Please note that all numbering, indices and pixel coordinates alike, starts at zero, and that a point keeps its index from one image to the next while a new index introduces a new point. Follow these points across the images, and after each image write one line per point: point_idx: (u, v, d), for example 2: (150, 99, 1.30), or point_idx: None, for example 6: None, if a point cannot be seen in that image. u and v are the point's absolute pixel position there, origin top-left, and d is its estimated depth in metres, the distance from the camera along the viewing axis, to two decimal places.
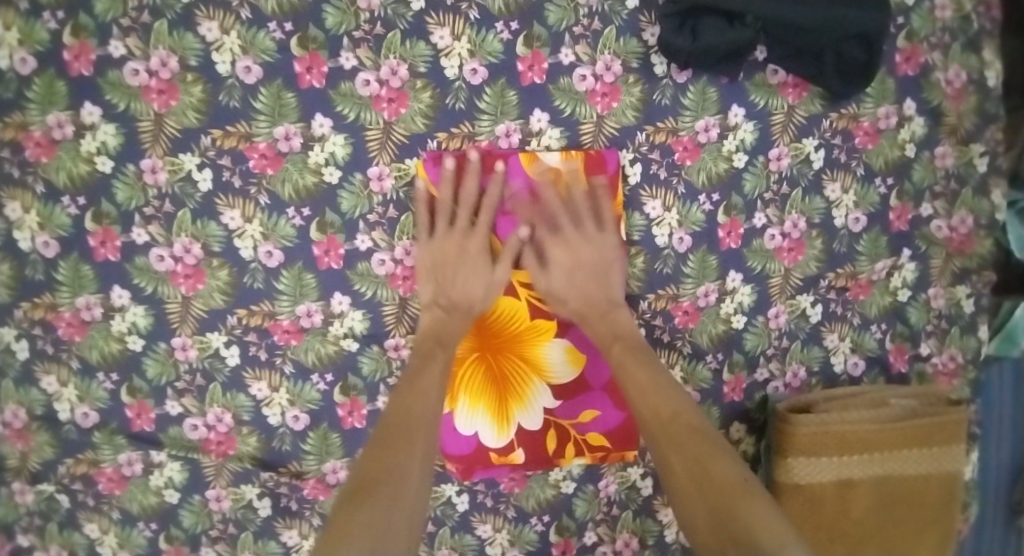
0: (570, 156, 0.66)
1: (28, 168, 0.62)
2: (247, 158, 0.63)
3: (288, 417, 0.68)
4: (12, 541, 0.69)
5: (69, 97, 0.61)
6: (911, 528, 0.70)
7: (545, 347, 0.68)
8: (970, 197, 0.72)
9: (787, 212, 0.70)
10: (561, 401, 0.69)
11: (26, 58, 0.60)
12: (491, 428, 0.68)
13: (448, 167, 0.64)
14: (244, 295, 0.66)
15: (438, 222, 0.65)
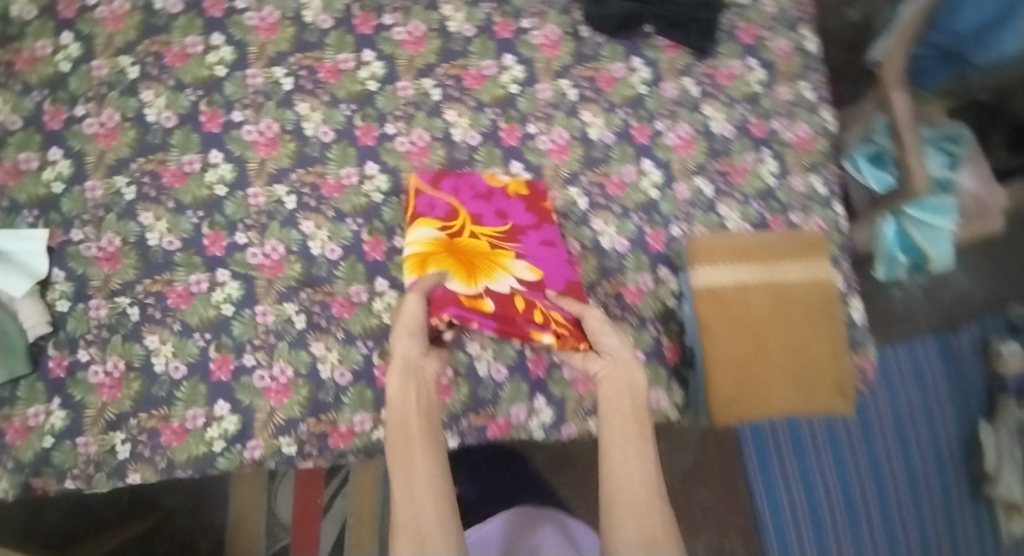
0: (513, 176, 0.94)
1: (164, 69, 0.90)
2: (318, 72, 0.92)
3: (327, 249, 0.90)
4: (72, 355, 0.85)
5: (203, 28, 0.91)
6: (803, 324, 0.90)
7: (509, 261, 0.87)
8: (804, 115, 1.02)
9: (678, 122, 1.00)
10: (526, 287, 0.85)
11: (176, 3, 0.92)
12: (461, 283, 0.82)
13: (441, 186, 0.90)
14: (305, 160, 0.91)
15: (420, 196, 0.89)
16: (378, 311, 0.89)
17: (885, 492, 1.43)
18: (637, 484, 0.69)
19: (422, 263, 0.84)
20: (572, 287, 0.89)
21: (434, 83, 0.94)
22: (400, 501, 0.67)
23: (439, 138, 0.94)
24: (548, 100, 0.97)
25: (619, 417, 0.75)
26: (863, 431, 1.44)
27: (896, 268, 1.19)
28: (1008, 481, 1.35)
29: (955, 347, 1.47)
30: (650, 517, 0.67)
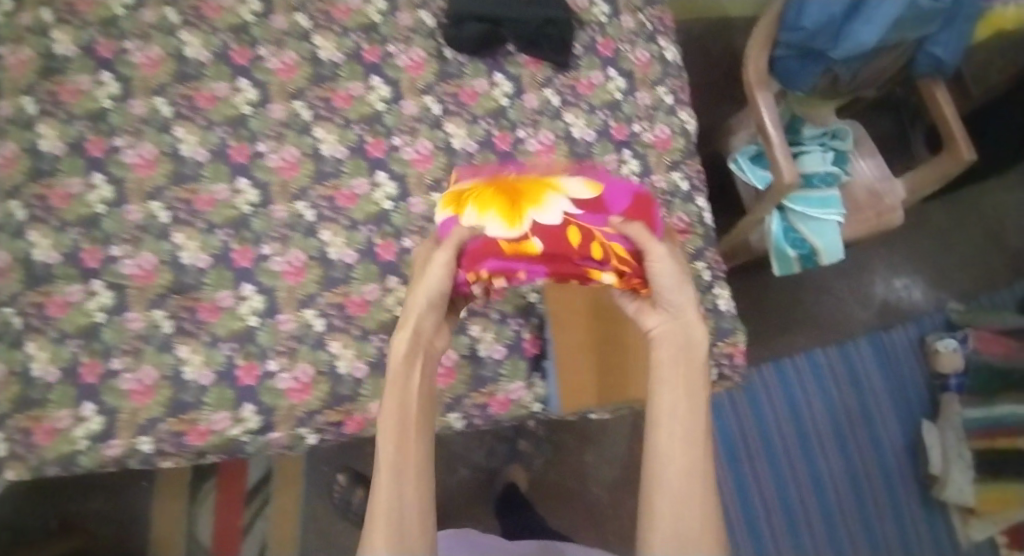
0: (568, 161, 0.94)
1: (58, 105, 0.94)
2: (195, 99, 0.98)
3: (196, 258, 0.93)
4: None
5: (95, 67, 0.96)
6: None
7: (554, 185, 0.75)
8: (663, 116, 1.11)
9: (540, 129, 1.07)
10: (583, 210, 0.74)
11: (72, 48, 0.96)
12: (502, 223, 0.71)
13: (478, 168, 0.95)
14: (180, 177, 0.96)
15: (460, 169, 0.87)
16: (242, 314, 0.92)
17: (828, 502, 1.35)
18: (686, 472, 0.62)
19: (460, 198, 0.75)
20: (641, 198, 0.77)
21: (304, 104, 1.00)
22: (384, 492, 0.60)
23: (308, 154, 0.98)
24: (414, 115, 1.03)
25: (677, 382, 0.66)
26: (801, 438, 1.36)
27: (788, 263, 1.16)
28: (959, 484, 1.28)
29: (890, 348, 1.42)
30: (687, 512, 0.59)
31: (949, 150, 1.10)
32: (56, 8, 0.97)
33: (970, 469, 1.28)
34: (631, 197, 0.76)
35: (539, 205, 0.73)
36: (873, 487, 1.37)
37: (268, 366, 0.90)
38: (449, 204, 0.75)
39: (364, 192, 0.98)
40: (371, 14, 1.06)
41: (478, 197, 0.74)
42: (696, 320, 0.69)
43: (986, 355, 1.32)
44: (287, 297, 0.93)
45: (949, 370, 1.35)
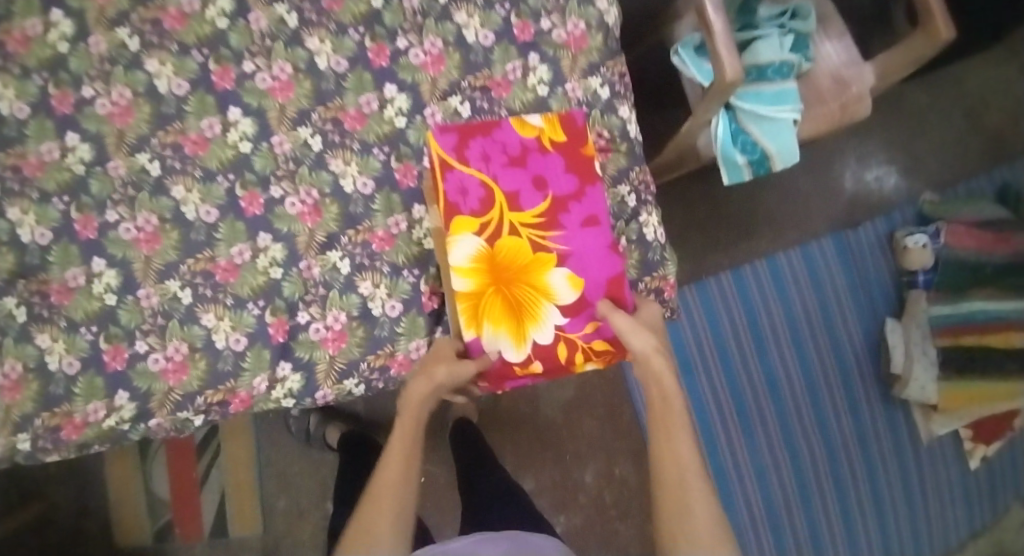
0: (546, 118, 0.82)
1: None
2: (5, 45, 0.80)
3: (36, 235, 0.81)
4: None
5: None
6: None
7: (549, 274, 0.79)
8: (577, 7, 0.91)
9: (424, 36, 0.89)
10: (571, 316, 0.79)
11: None
12: (512, 346, 0.79)
13: (451, 133, 0.79)
14: (1, 140, 0.80)
15: (449, 175, 0.78)
16: (98, 292, 0.82)
17: (783, 403, 1.42)
18: (667, 465, 0.76)
19: (477, 315, 0.77)
20: (617, 283, 0.80)
21: (130, 32, 0.83)
22: (394, 478, 0.77)
23: (143, 93, 0.84)
24: (265, 31, 0.86)
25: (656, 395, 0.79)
26: (757, 344, 1.40)
27: (739, 170, 1.03)
28: (920, 382, 1.33)
29: (854, 247, 1.45)
30: (689, 500, 0.73)
31: (925, 29, 0.95)
32: None
33: (933, 366, 1.33)
34: (608, 285, 0.80)
35: (541, 325, 0.79)
36: (833, 385, 1.44)
37: (137, 347, 0.82)
38: (463, 309, 0.77)
39: (216, 135, 0.85)
40: None
41: (489, 311, 0.78)
42: (665, 368, 0.78)
43: (956, 249, 1.34)
44: (144, 270, 0.83)
45: (916, 267, 1.41)
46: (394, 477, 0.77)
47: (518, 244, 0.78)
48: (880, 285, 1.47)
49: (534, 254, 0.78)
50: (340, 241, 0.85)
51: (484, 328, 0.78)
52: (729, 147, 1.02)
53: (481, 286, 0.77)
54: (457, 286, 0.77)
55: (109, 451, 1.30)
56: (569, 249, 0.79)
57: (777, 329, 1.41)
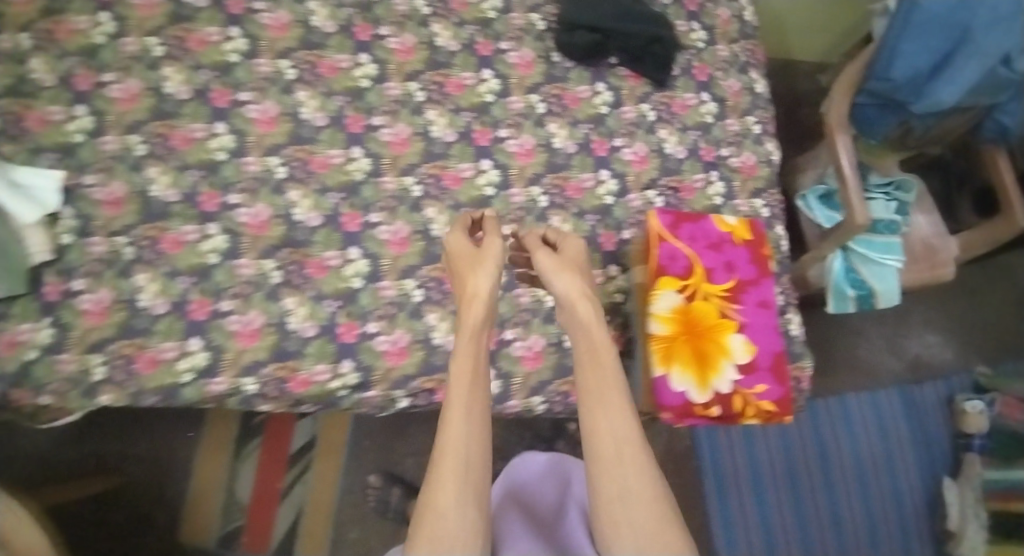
0: (739, 219, 1.00)
1: (199, 67, 0.97)
2: (318, 67, 1.01)
3: (309, 216, 0.96)
4: (67, 284, 0.88)
5: (224, 20, 0.99)
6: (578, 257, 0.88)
7: (730, 336, 0.93)
8: (750, 144, 1.15)
9: (635, 140, 1.10)
10: (742, 374, 0.93)
11: (238, 38, 0.98)
12: (696, 388, 0.91)
13: (668, 214, 0.97)
14: (300, 138, 0.98)
15: (663, 245, 0.94)
16: (347, 274, 0.96)
17: (844, 535, 1.51)
18: (637, 484, 0.68)
19: (667, 357, 0.91)
20: (778, 357, 0.95)
21: (420, 86, 1.05)
22: (449, 508, 0.64)
23: (419, 132, 1.03)
24: (519, 111, 1.08)
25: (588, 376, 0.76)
26: (825, 476, 1.53)
27: (846, 302, 1.23)
28: (971, 542, 1.44)
29: (920, 403, 1.60)
30: (623, 462, 0.69)
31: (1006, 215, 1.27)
32: (297, 62, 1.00)
33: (983, 529, 1.43)
34: (773, 357, 0.95)
35: (722, 377, 0.92)
36: (892, 529, 1.53)
37: (368, 328, 0.95)
38: (659, 349, 0.91)
39: (469, 177, 1.03)
40: (486, 10, 1.11)
41: (678, 355, 0.92)
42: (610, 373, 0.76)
43: (1010, 421, 1.49)
44: (390, 266, 0.98)
45: (972, 431, 1.53)
46: (448, 505, 0.64)
47: (710, 309, 0.94)
48: (940, 443, 1.59)
49: (718, 318, 0.94)
50: None
51: (673, 369, 0.91)
52: (845, 280, 1.23)
53: (675, 333, 0.92)
54: (654, 329, 0.92)
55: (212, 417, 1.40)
56: (746, 322, 0.95)
57: (843, 463, 1.54)
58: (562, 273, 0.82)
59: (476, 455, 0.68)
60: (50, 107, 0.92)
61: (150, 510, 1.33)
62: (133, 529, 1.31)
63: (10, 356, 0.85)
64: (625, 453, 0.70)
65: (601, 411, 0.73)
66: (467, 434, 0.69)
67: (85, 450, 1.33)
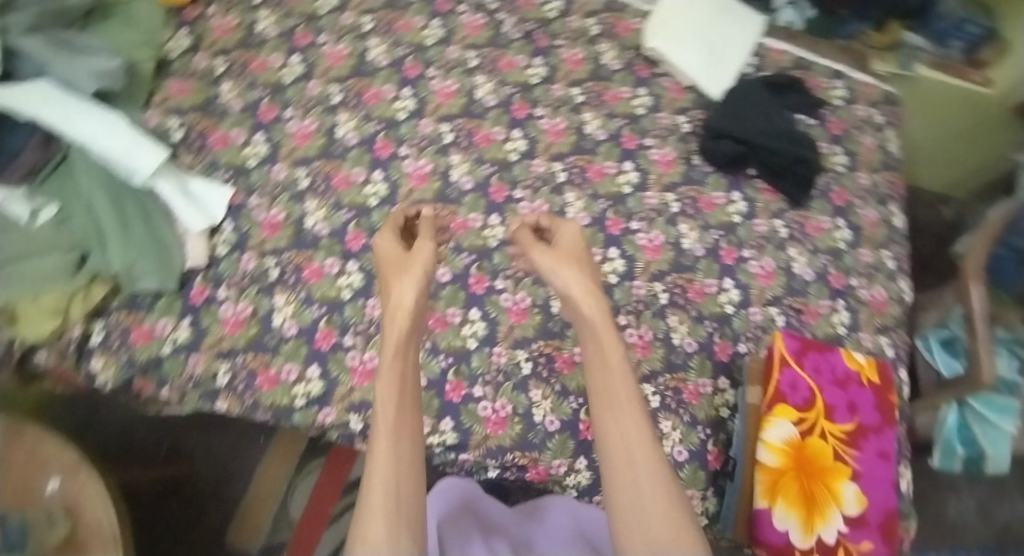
0: (869, 359, 0.98)
1: (370, 119, 1.11)
2: (474, 135, 1.12)
3: (440, 272, 1.04)
4: (213, 291, 0.99)
5: (399, 82, 1.14)
6: (577, 241, 0.86)
7: (842, 483, 0.90)
8: (882, 279, 1.12)
9: (763, 254, 1.09)
10: (850, 527, 0.89)
11: (409, 101, 1.13)
12: (799, 529, 0.89)
13: (795, 341, 0.96)
14: (444, 198, 1.08)
15: (785, 372, 0.94)
16: (465, 334, 1.01)
17: None
18: (647, 474, 0.68)
19: (772, 490, 0.91)
20: (891, 517, 0.90)
21: (563, 167, 1.12)
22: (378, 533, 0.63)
23: (554, 210, 1.09)
24: (653, 206, 1.11)
25: (598, 372, 0.76)
26: None
27: (953, 458, 1.22)
28: None
29: None
30: (634, 468, 0.68)
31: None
32: (456, 128, 1.12)
33: None
34: (885, 516, 0.90)
35: (829, 524, 0.89)
36: None
37: (474, 390, 0.98)
38: (764, 481, 0.91)
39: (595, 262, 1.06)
40: (636, 107, 1.17)
41: (784, 490, 0.91)
42: (617, 363, 0.75)
43: None
44: (505, 333, 1.01)
45: None
46: (377, 534, 0.63)
47: (824, 448, 0.92)
48: None
49: (831, 459, 0.91)
50: (657, 379, 0.99)
51: (777, 504, 0.90)
52: (956, 434, 1.21)
53: (784, 466, 0.91)
54: (763, 457, 0.92)
55: (279, 435, 1.42)
56: (861, 471, 0.91)
57: None
58: (555, 261, 0.82)
59: (409, 460, 0.69)
60: (233, 130, 1.08)
61: (193, 512, 1.35)
62: (185, 514, 1.34)
63: (144, 345, 0.96)
64: (620, 450, 0.70)
65: (619, 421, 0.72)
66: (396, 460, 0.68)
67: (159, 431, 1.39)
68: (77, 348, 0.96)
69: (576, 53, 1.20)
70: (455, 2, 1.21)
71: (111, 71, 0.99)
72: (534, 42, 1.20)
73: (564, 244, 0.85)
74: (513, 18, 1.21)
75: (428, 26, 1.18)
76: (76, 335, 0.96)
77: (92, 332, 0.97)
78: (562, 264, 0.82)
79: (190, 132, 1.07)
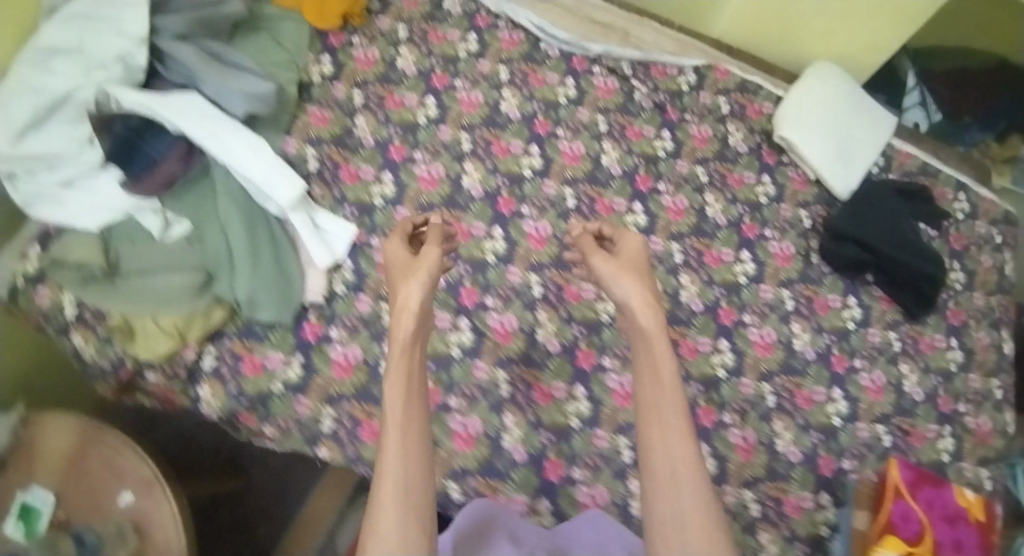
0: (978, 500, 1.00)
1: (495, 173, 1.10)
2: (595, 203, 1.11)
3: (549, 340, 1.02)
4: (326, 330, 0.99)
5: (528, 138, 1.13)
6: (639, 258, 0.88)
7: None
8: (990, 408, 1.12)
9: (875, 367, 1.10)
10: None
11: (534, 159, 1.12)
12: None
13: (910, 471, 0.99)
14: (560, 264, 1.07)
15: (897, 501, 0.96)
16: (568, 411, 1.00)
17: None
18: (686, 486, 0.66)
19: None
20: None
21: (680, 248, 1.10)
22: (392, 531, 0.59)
23: (668, 293, 1.07)
24: (768, 301, 1.09)
25: (649, 386, 0.75)
26: None
27: None
28: None
29: None
30: (679, 483, 0.66)
31: None
32: (578, 193, 1.11)
33: None
34: None
35: None
36: None
37: (572, 471, 0.96)
38: None
39: (705, 352, 1.05)
40: (759, 195, 1.16)
41: None
42: (669, 367, 0.75)
43: None
44: (610, 415, 1.00)
45: None
46: (391, 530, 0.59)
47: None
48: None
49: None
50: (758, 487, 1.01)
51: None
52: None
53: None
54: None
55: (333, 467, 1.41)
56: None
57: None
58: (619, 269, 0.85)
59: (418, 472, 0.64)
60: (363, 166, 1.08)
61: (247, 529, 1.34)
62: (232, 537, 1.32)
63: (254, 378, 0.95)
64: (655, 463, 0.69)
65: (665, 440, 0.70)
66: (405, 461, 0.64)
67: (221, 441, 1.38)
68: (187, 372, 0.95)
69: (704, 130, 1.19)
70: (590, 62, 1.20)
71: (263, 95, 0.98)
72: (663, 114, 1.19)
73: (627, 257, 0.87)
74: (645, 87, 1.20)
75: (561, 84, 1.18)
76: (190, 358, 0.94)
77: (204, 355, 0.96)
78: (626, 274, 0.84)
79: (324, 164, 1.05)
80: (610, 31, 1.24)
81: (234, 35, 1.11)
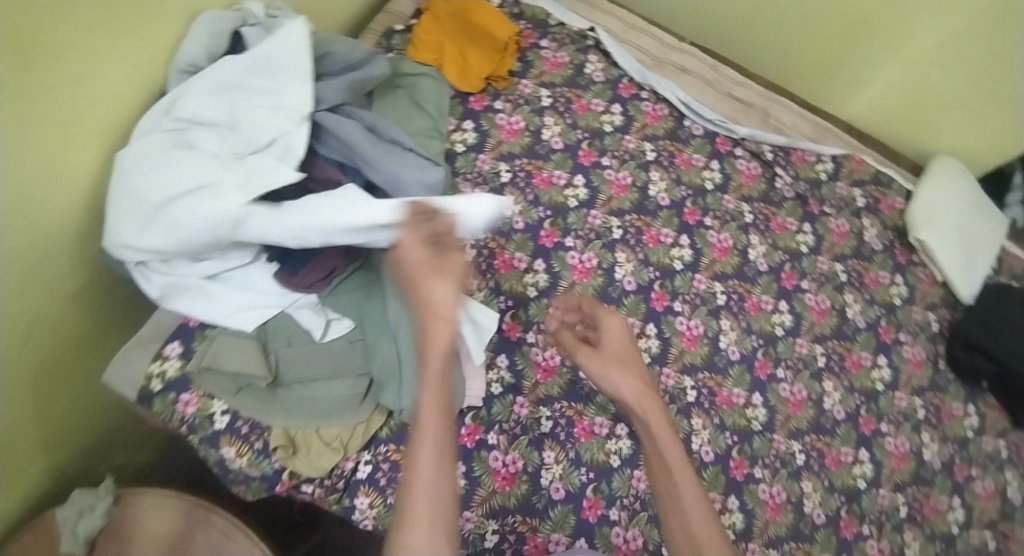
0: None
1: (647, 265, 1.06)
2: (744, 300, 1.08)
3: (703, 449, 0.98)
4: (483, 436, 0.93)
5: (677, 228, 1.10)
6: (620, 335, 0.87)
7: None
8: None
9: (986, 473, 1.10)
10: None
11: (684, 252, 1.09)
12: None
13: None
14: (712, 366, 1.03)
15: None
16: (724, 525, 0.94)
17: None
18: (698, 514, 0.70)
19: None
20: None
21: (823, 351, 1.09)
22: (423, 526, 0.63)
23: (813, 399, 1.06)
24: (903, 409, 1.09)
25: (654, 462, 0.75)
26: None
27: None
28: None
29: None
30: (689, 508, 0.70)
31: None
32: (727, 288, 1.08)
33: None
34: None
35: None
36: None
37: None
38: None
39: (847, 461, 1.04)
40: (893, 295, 1.15)
41: None
42: (652, 409, 0.78)
43: None
44: (761, 528, 0.96)
45: None
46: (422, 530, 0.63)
47: None
48: None
49: None
50: None
51: None
52: None
53: None
54: None
55: None
56: None
57: None
58: (614, 362, 0.83)
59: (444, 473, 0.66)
60: (517, 254, 1.03)
61: None
62: None
63: None
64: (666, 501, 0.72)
65: (684, 515, 0.70)
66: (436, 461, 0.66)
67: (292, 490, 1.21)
68: (344, 482, 0.88)
69: (841, 224, 1.17)
70: (732, 144, 1.19)
71: (435, 183, 0.94)
72: (805, 206, 1.17)
73: (615, 340, 0.86)
74: (788, 175, 1.18)
75: (708, 168, 1.15)
76: (347, 468, 0.88)
77: (359, 464, 0.88)
78: (624, 374, 0.81)
79: (481, 253, 1.02)
80: (751, 111, 1.23)
81: (373, 98, 1.03)
